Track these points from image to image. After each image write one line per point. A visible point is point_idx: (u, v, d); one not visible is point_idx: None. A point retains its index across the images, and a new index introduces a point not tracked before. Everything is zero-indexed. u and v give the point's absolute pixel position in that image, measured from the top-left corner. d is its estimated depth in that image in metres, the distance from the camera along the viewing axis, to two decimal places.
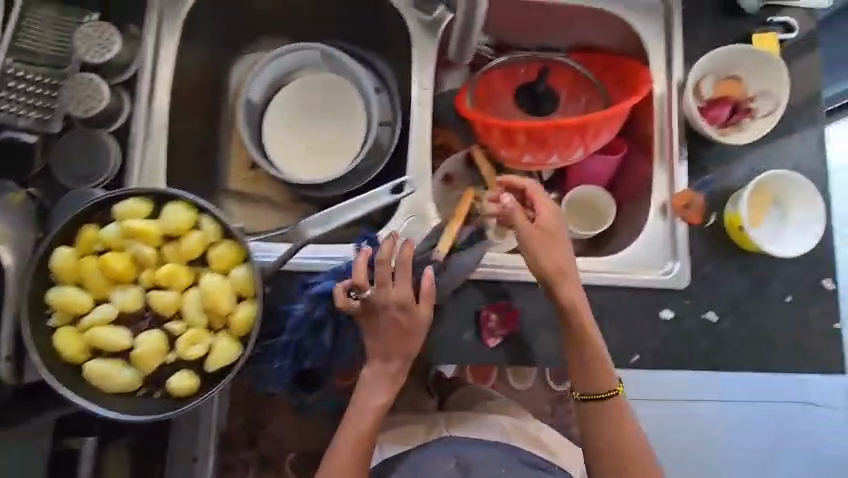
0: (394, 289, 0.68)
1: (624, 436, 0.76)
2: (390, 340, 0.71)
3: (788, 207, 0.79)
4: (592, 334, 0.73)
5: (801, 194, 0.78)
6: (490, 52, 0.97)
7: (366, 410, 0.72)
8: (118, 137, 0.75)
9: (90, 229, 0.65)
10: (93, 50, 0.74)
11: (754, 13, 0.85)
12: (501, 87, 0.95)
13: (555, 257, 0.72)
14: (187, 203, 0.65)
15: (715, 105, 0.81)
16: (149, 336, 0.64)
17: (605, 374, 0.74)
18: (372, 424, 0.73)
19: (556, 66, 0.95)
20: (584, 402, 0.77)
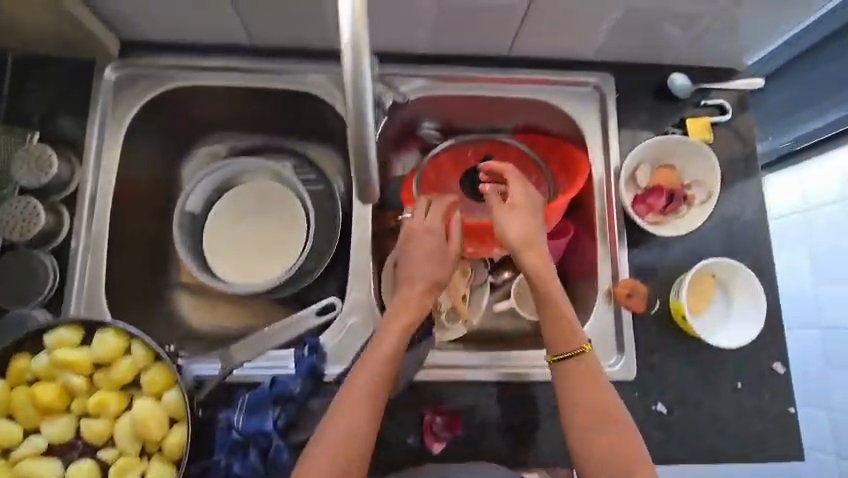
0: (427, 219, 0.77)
1: (601, 411, 0.67)
2: (414, 262, 0.74)
3: (729, 291, 0.80)
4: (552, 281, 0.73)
5: (745, 280, 0.78)
6: (437, 136, 0.94)
7: (387, 340, 0.68)
8: (57, 255, 0.76)
9: (21, 360, 0.65)
10: (31, 172, 0.76)
11: (686, 98, 0.87)
12: (451, 168, 0.91)
13: (522, 229, 0.75)
14: (116, 329, 0.65)
15: (651, 194, 0.83)
16: (78, 468, 0.63)
17: (571, 334, 0.70)
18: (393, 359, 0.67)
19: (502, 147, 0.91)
20: (558, 364, 0.70)
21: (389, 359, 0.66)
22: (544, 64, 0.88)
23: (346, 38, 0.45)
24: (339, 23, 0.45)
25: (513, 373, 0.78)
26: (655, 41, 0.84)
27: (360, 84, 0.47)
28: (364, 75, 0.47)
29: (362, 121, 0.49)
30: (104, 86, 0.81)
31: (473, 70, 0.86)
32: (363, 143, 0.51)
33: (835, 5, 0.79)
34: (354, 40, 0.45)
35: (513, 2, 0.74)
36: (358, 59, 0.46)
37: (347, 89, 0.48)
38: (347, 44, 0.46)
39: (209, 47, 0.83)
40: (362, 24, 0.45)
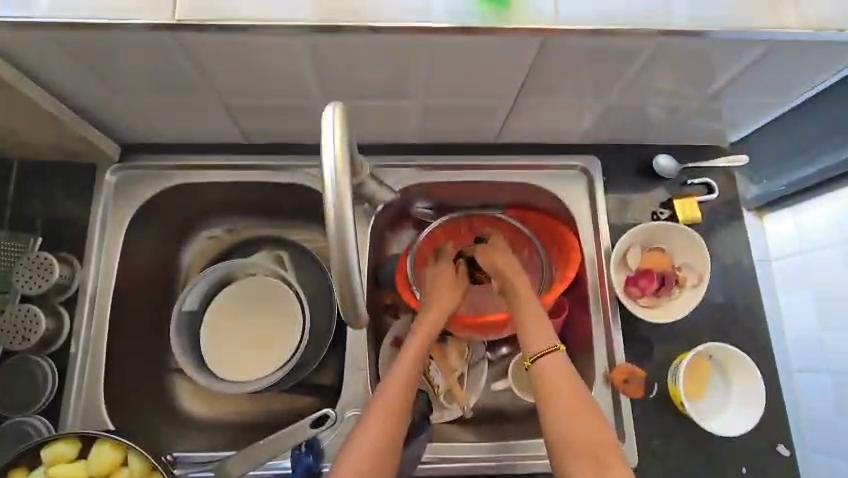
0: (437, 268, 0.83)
1: (592, 436, 0.61)
2: (440, 290, 0.80)
3: (729, 377, 0.79)
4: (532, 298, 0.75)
5: (742, 366, 0.78)
6: (431, 214, 0.95)
7: (396, 377, 0.69)
8: (57, 358, 0.77)
9: (17, 476, 0.65)
10: (32, 279, 0.77)
11: (673, 178, 0.90)
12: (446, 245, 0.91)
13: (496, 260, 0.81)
14: (113, 442, 0.65)
15: (643, 276, 0.83)
16: None
17: (544, 332, 0.71)
18: (404, 398, 0.68)
19: (496, 223, 0.92)
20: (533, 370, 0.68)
21: (402, 387, 0.69)
22: (530, 149, 0.91)
23: (328, 193, 0.48)
24: (323, 179, 0.48)
25: (512, 465, 0.77)
26: (636, 127, 0.87)
27: (343, 230, 0.49)
28: (347, 223, 0.49)
29: (346, 262, 0.50)
30: (105, 187, 0.84)
31: (463, 158, 0.89)
32: (350, 284, 0.51)
33: (829, 85, 0.75)
34: (336, 193, 0.48)
35: (495, 103, 0.79)
36: (341, 210, 0.48)
37: (331, 235, 0.49)
38: (331, 198, 0.48)
39: (207, 146, 0.87)
40: (342, 177, 0.48)
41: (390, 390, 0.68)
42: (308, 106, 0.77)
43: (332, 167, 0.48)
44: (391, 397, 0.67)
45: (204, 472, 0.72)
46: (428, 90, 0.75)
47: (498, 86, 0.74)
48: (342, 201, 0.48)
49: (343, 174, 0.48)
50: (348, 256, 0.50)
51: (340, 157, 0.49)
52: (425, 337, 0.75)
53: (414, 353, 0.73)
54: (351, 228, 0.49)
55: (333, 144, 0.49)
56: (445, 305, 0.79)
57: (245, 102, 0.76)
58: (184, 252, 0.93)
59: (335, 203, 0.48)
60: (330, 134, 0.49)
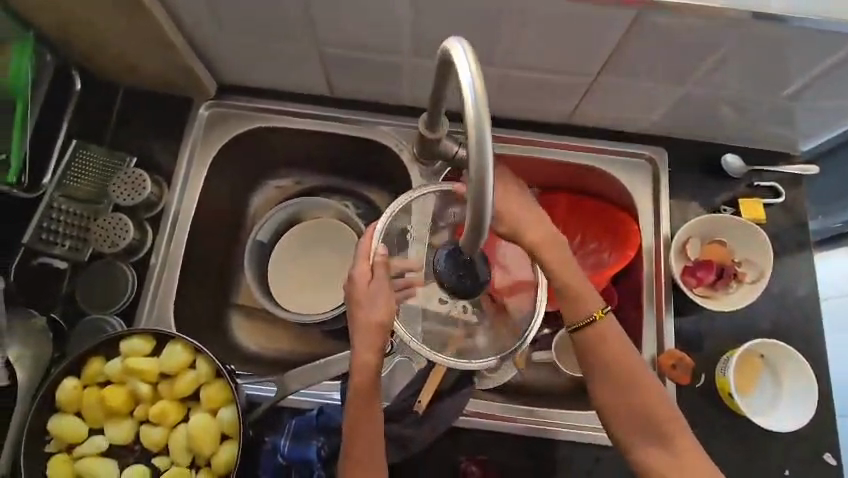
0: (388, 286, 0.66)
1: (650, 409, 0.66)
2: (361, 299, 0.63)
3: (779, 393, 0.78)
4: (569, 263, 0.68)
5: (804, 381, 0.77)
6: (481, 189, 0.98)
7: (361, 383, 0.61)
8: (137, 267, 0.84)
9: (96, 363, 0.70)
10: (126, 192, 0.84)
11: (740, 177, 0.91)
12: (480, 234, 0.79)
13: (510, 210, 0.68)
14: (185, 344, 0.70)
15: (700, 267, 0.84)
16: (133, 469, 0.68)
17: (586, 302, 0.68)
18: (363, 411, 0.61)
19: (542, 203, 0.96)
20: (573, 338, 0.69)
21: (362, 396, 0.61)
22: (599, 134, 0.93)
23: (469, 111, 0.47)
24: (462, 101, 0.48)
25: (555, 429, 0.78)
26: (707, 123, 0.88)
27: (483, 144, 0.47)
28: (485, 141, 0.47)
29: (484, 177, 0.48)
30: (198, 120, 0.90)
31: (532, 135, 0.92)
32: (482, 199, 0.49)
33: None
34: (477, 109, 0.47)
35: (574, 82, 0.82)
36: (480, 127, 0.47)
37: (470, 153, 0.48)
38: (471, 117, 0.48)
39: (293, 95, 0.93)
40: (482, 98, 0.48)
41: (356, 420, 0.61)
42: (396, 64, 0.82)
43: (472, 90, 0.48)
44: (362, 425, 0.61)
45: (262, 392, 0.75)
46: (512, 60, 0.79)
47: (581, 63, 0.77)
48: (481, 120, 0.48)
49: (484, 96, 0.48)
50: (484, 173, 0.48)
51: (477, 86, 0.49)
52: (364, 369, 0.61)
53: (359, 390, 0.61)
54: (490, 146, 0.47)
55: (469, 72, 0.50)
56: (379, 319, 0.62)
57: (340, 53, 0.81)
58: (254, 198, 0.98)
59: (476, 121, 0.47)
60: (465, 60, 0.50)
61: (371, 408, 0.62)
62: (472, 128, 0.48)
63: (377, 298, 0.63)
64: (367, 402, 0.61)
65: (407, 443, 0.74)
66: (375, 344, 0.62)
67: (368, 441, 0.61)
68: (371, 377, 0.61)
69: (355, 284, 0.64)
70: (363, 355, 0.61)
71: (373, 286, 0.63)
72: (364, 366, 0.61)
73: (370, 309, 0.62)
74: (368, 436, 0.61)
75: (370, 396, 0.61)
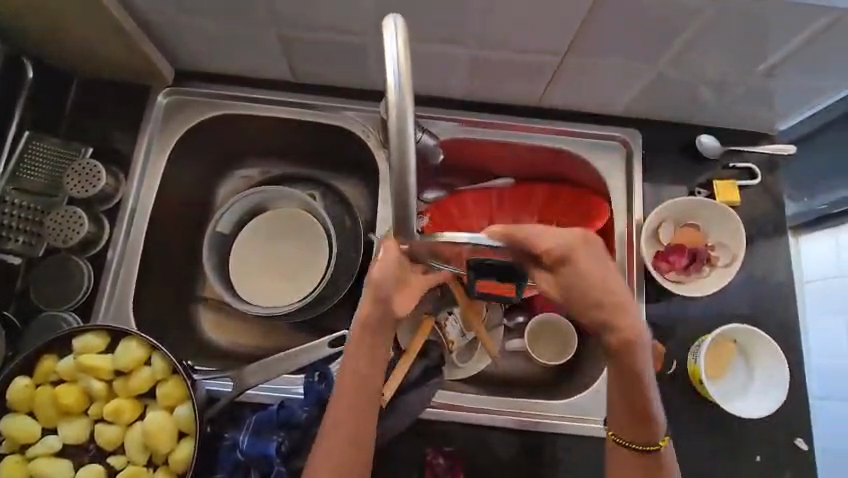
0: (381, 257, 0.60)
1: None
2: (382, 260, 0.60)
3: (730, 393, 0.77)
4: (643, 367, 0.60)
5: (770, 396, 0.75)
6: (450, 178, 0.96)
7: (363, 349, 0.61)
8: (94, 261, 0.81)
9: (48, 360, 0.68)
10: (80, 185, 0.81)
11: (715, 159, 0.89)
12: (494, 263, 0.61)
13: (600, 304, 0.60)
14: (139, 340, 0.68)
15: (674, 252, 0.82)
16: (88, 470, 0.66)
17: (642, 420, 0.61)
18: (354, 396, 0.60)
19: (519, 191, 0.95)
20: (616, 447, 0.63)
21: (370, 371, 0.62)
22: (573, 116, 0.91)
23: (391, 90, 0.45)
24: (385, 79, 0.46)
25: (528, 421, 0.76)
26: (683, 103, 0.86)
27: (403, 128, 0.45)
28: (406, 123, 0.45)
29: (405, 162, 0.46)
30: (156, 109, 0.87)
31: (501, 118, 0.89)
32: (404, 182, 0.47)
33: None
34: (398, 90, 0.45)
35: (542, 61, 0.79)
36: (402, 109, 0.45)
37: (390, 134, 0.46)
38: (393, 98, 0.45)
39: (255, 80, 0.89)
40: (406, 79, 0.45)
41: (345, 387, 0.61)
42: (359, 46, 0.79)
43: (397, 70, 0.46)
44: (351, 393, 0.61)
45: (223, 387, 0.73)
46: (479, 40, 0.76)
47: (548, 41, 0.74)
48: (404, 102, 0.45)
49: (408, 76, 0.46)
50: (405, 155, 0.46)
51: (403, 63, 0.46)
52: (366, 327, 0.61)
53: (353, 352, 0.61)
54: (410, 129, 0.45)
55: (397, 50, 0.46)
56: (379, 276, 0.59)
57: (297, 35, 0.78)
58: (221, 188, 0.96)
59: (398, 102, 0.45)
60: (395, 35, 0.47)
61: (372, 365, 0.62)
62: (393, 110, 0.45)
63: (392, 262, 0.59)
64: (356, 368, 0.61)
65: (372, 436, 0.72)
66: (378, 303, 0.60)
67: (358, 409, 0.60)
68: (370, 337, 0.61)
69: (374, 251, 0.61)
70: (364, 314, 0.61)
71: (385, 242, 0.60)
72: (362, 323, 0.61)
73: (378, 270, 0.59)
74: (358, 403, 0.61)
75: (369, 354, 0.61)
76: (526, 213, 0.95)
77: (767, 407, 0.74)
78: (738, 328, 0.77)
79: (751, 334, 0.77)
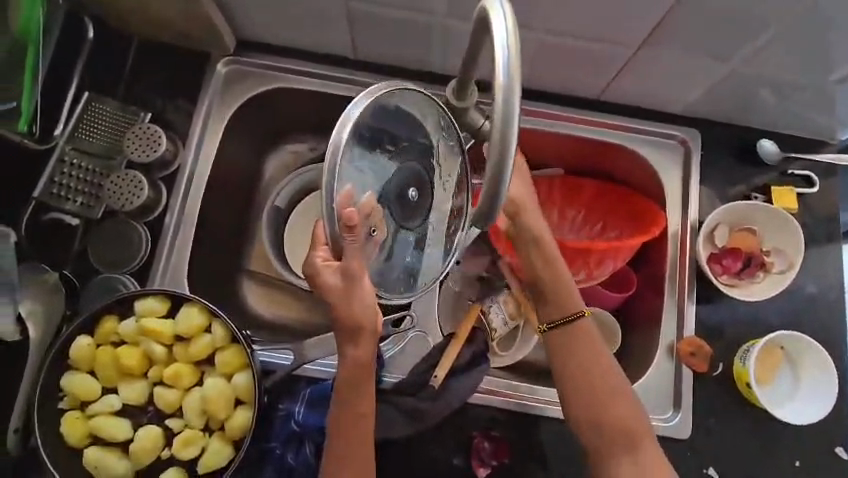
0: (357, 302, 0.58)
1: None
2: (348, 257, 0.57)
3: (774, 400, 0.77)
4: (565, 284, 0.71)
5: (813, 407, 0.76)
6: None
7: (352, 374, 0.61)
8: (150, 226, 0.81)
9: (110, 322, 0.69)
10: (141, 149, 0.81)
11: (773, 165, 0.88)
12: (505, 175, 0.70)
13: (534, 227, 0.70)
14: (202, 307, 0.69)
15: (727, 255, 0.83)
16: (146, 431, 0.67)
17: (619, 401, 0.67)
18: (360, 424, 0.62)
19: (565, 181, 0.95)
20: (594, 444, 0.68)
21: (360, 410, 0.62)
22: (632, 112, 0.90)
23: (499, 73, 0.45)
24: (493, 62, 0.46)
25: (536, 406, 0.77)
26: (746, 106, 0.85)
27: (509, 115, 0.45)
28: (512, 106, 0.46)
29: (506, 143, 0.46)
30: (216, 78, 0.87)
31: (562, 109, 0.88)
32: (502, 165, 0.47)
33: None
34: (508, 71, 0.46)
35: (614, 53, 0.78)
36: (510, 93, 0.46)
37: (495, 119, 0.46)
38: (501, 80, 0.45)
39: (316, 55, 0.89)
40: (514, 62, 0.46)
41: (346, 415, 0.62)
42: (429, 25, 0.78)
43: (506, 53, 0.46)
44: (351, 420, 0.62)
45: (277, 360, 0.74)
46: (552, 27, 0.75)
47: (624, 31, 0.74)
48: (512, 85, 0.46)
49: (516, 61, 0.46)
50: (508, 141, 0.46)
51: (512, 48, 0.47)
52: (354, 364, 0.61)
53: (346, 383, 0.61)
54: (515, 116, 0.46)
55: (506, 34, 0.47)
56: (360, 316, 0.59)
57: (370, 10, 0.77)
58: (270, 161, 0.95)
59: (506, 86, 0.45)
60: (504, 20, 0.47)
61: (367, 393, 0.63)
62: (499, 94, 0.46)
63: (365, 300, 0.58)
64: (351, 400, 0.62)
65: (420, 416, 0.72)
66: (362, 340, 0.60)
67: (357, 431, 0.62)
68: (364, 371, 0.61)
69: (332, 291, 0.57)
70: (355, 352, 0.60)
71: (356, 280, 0.57)
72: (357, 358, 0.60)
73: (360, 307, 0.58)
74: (358, 423, 0.62)
75: (365, 384, 0.62)
76: (571, 206, 0.96)
77: (808, 418, 0.75)
78: (791, 337, 0.78)
79: (810, 347, 0.77)
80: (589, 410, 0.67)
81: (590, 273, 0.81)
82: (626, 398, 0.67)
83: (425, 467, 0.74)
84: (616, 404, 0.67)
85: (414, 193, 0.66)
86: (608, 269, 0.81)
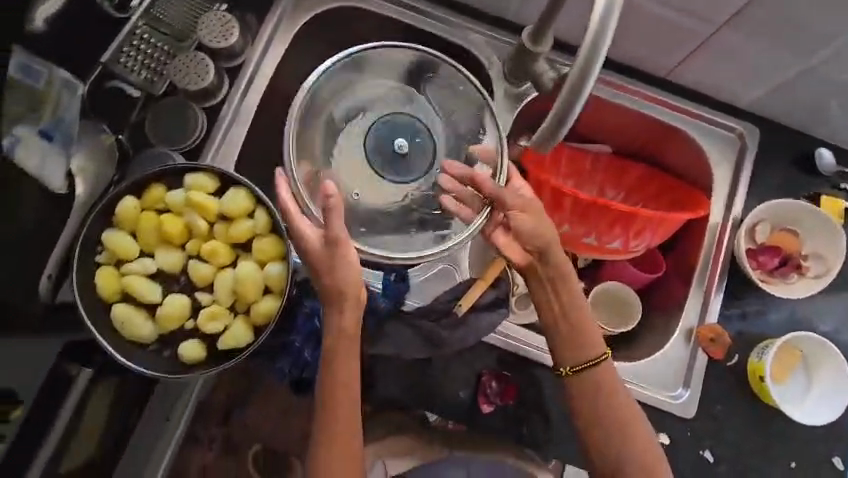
0: (338, 268, 0.61)
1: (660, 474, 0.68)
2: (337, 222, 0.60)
3: (785, 398, 0.78)
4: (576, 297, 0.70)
5: (822, 410, 0.77)
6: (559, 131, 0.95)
7: (341, 340, 0.63)
8: (208, 113, 0.82)
9: (158, 189, 0.70)
10: (213, 34, 0.81)
11: (827, 176, 0.88)
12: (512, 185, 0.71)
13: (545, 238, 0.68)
14: (250, 192, 0.70)
15: (765, 251, 0.83)
16: (175, 298, 0.68)
17: (615, 395, 0.70)
18: (347, 401, 0.65)
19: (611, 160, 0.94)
20: (596, 437, 0.70)
21: (344, 387, 0.64)
22: (697, 98, 0.89)
23: None
24: None
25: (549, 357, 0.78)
26: (813, 112, 0.85)
27: (607, 18, 0.51)
28: (612, 13, 0.51)
29: (596, 54, 0.52)
30: None
31: (630, 81, 0.87)
32: (588, 71, 0.52)
33: None
34: None
35: (696, 29, 0.77)
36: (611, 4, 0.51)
37: (589, 29, 0.51)
38: None
39: None
40: None
41: (332, 386, 0.64)
42: None
43: None
44: (337, 390, 0.64)
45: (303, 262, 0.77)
46: None
47: (713, 7, 0.73)
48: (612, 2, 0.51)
49: None
50: (597, 50, 0.52)
51: None
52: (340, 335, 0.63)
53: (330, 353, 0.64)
54: (610, 29, 0.51)
55: None
56: (345, 283, 0.61)
57: None
58: None
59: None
60: None
61: (347, 364, 0.64)
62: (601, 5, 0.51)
63: (349, 266, 0.61)
64: (342, 363, 0.64)
65: (438, 343, 0.74)
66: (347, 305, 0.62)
67: (342, 401, 0.64)
68: (344, 340, 0.63)
69: (316, 255, 0.61)
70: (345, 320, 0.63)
71: (337, 247, 0.60)
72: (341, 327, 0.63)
73: (343, 275, 0.61)
74: (344, 394, 0.64)
75: (342, 360, 0.63)
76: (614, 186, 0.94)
77: (817, 420, 0.76)
78: (813, 340, 0.78)
79: (830, 353, 0.78)
80: (592, 403, 0.70)
81: (626, 241, 0.81)
82: (620, 397, 0.70)
83: (432, 393, 0.75)
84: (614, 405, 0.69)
85: (403, 144, 0.76)
86: (643, 245, 0.82)
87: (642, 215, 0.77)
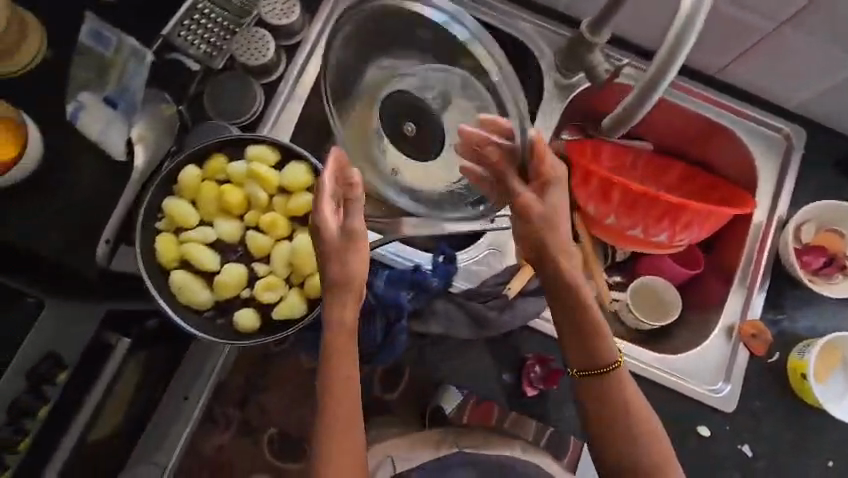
0: (347, 262, 0.57)
1: None
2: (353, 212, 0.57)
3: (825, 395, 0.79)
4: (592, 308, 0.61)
5: None
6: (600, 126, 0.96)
7: (345, 337, 0.57)
8: (266, 90, 0.83)
9: (220, 159, 0.71)
10: (275, 12, 0.82)
11: None
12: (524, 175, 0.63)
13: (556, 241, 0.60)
14: (310, 166, 0.71)
15: (810, 251, 0.84)
16: (234, 268, 0.69)
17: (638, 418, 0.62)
18: (349, 402, 0.57)
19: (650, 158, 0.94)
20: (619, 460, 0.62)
21: (344, 387, 0.57)
22: (746, 98, 0.90)
23: None
24: None
25: None
26: None
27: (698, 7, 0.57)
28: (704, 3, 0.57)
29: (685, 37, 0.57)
30: None
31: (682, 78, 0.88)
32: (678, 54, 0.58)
33: None
34: None
35: (755, 26, 0.78)
36: None
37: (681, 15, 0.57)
38: None
39: None
40: None
41: (335, 384, 0.57)
42: None
43: None
44: (339, 389, 0.57)
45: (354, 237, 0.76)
46: None
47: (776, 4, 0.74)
48: None
49: None
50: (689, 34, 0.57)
51: None
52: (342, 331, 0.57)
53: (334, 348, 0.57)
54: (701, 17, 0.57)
55: None
56: (350, 277, 0.57)
57: None
58: None
59: None
60: None
61: (349, 362, 0.58)
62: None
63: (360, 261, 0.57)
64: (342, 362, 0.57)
65: (486, 324, 0.75)
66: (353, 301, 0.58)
67: (343, 401, 0.57)
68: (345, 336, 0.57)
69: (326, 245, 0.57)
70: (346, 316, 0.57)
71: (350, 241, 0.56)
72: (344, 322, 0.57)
73: (351, 270, 0.56)
74: (344, 398, 0.57)
75: (341, 359, 0.57)
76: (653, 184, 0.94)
77: None
78: None
79: None
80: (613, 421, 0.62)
81: (672, 235, 0.82)
82: (645, 419, 0.62)
83: None
84: (641, 429, 0.61)
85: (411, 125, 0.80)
86: (687, 240, 0.83)
87: (693, 207, 0.78)
